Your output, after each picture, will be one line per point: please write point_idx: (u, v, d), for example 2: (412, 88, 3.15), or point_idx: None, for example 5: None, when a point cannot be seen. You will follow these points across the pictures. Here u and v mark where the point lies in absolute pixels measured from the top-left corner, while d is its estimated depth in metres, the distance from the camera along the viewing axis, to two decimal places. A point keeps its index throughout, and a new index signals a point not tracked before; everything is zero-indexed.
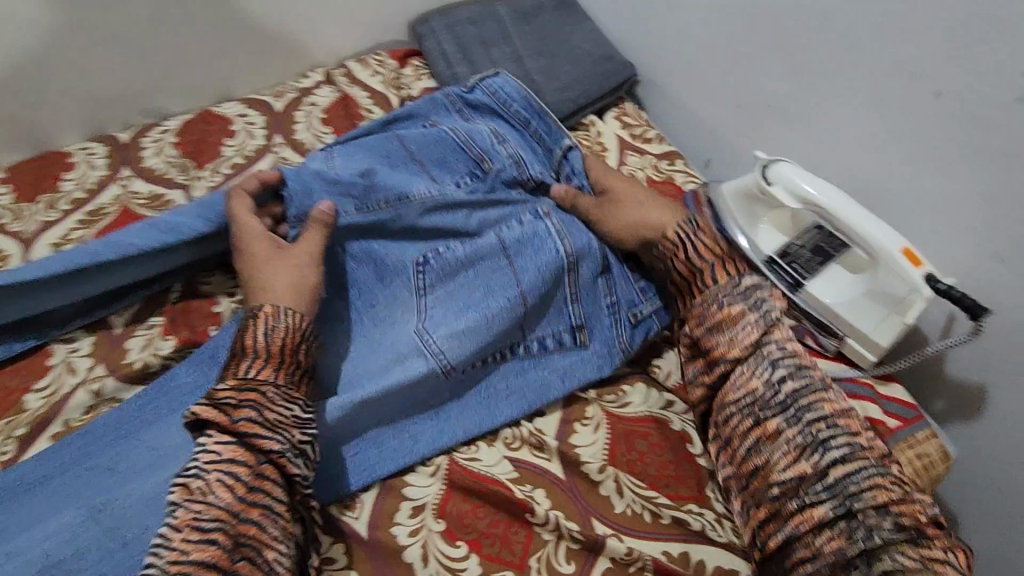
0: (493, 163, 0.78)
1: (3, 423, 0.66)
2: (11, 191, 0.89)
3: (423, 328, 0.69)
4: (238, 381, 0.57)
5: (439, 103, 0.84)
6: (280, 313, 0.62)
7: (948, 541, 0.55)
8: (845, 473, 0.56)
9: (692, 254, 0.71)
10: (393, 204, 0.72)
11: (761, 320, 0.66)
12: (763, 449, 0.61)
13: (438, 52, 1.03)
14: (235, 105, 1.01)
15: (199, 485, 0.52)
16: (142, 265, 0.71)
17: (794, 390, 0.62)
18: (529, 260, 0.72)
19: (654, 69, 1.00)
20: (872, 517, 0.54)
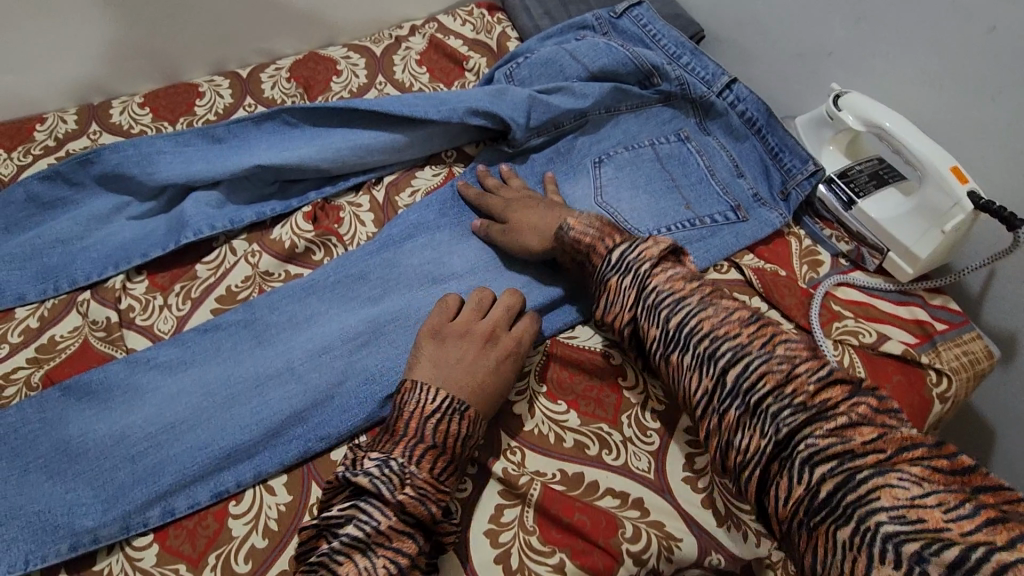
0: (660, 79, 0.99)
1: (182, 286, 0.80)
2: (151, 112, 1.01)
3: (605, 203, 0.90)
4: (434, 477, 0.59)
5: (593, 24, 1.06)
6: (479, 421, 0.64)
7: (853, 399, 0.53)
8: (736, 374, 0.57)
9: (588, 228, 0.73)
10: (573, 97, 0.95)
11: (636, 278, 0.66)
12: (680, 379, 0.62)
13: (521, 5, 1.14)
14: (340, 48, 1.13)
15: (372, 565, 0.54)
16: (349, 155, 0.88)
17: (680, 321, 0.63)
18: (680, 167, 0.94)
19: (719, 25, 1.10)
20: (773, 406, 0.54)
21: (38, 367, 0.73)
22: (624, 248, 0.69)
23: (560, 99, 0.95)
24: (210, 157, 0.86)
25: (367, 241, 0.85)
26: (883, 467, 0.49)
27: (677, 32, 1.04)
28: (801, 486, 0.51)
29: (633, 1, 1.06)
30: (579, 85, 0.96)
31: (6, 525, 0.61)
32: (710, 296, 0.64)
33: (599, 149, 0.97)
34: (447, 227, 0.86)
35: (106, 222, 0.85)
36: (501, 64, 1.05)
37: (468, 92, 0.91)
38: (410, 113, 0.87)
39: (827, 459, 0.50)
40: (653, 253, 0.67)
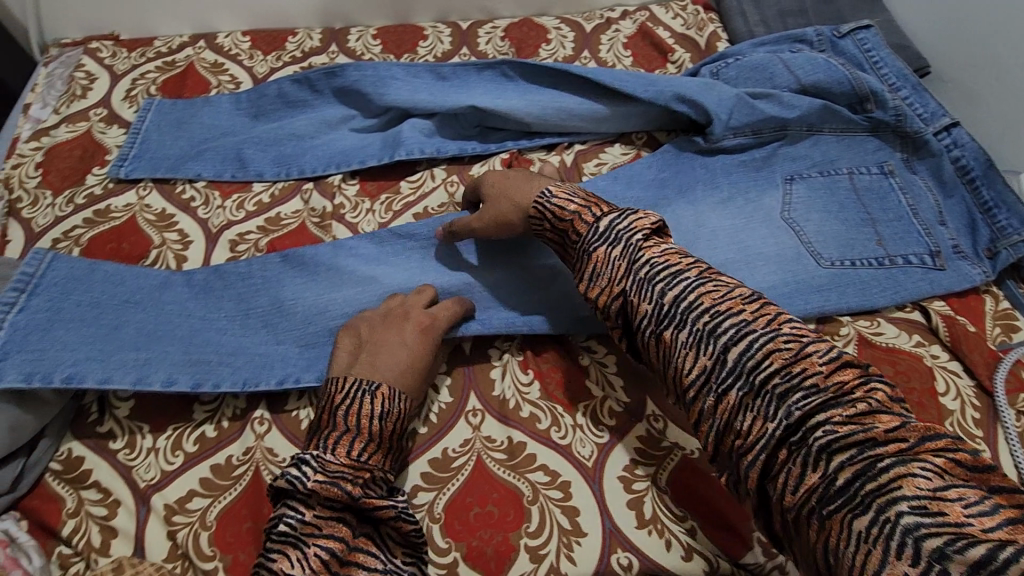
0: (874, 106, 0.94)
1: (387, 198, 0.90)
2: (381, 45, 1.13)
3: (791, 218, 0.90)
4: (351, 461, 0.59)
5: (813, 40, 1.04)
6: (394, 396, 0.64)
7: (870, 385, 0.48)
8: (739, 352, 0.52)
9: (572, 200, 0.69)
10: (778, 108, 0.95)
11: (626, 249, 0.62)
12: (672, 358, 0.57)
13: (739, 9, 1.14)
14: (554, 19, 1.18)
15: (298, 556, 0.53)
16: (554, 114, 0.93)
17: (675, 296, 0.57)
18: (877, 201, 0.90)
19: (948, 65, 1.04)
20: (780, 387, 0.49)
21: (265, 234, 0.86)
22: (613, 217, 0.65)
23: (764, 106, 0.94)
24: (433, 92, 0.95)
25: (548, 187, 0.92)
26: (904, 457, 0.43)
27: (902, 65, 0.99)
28: (816, 475, 0.46)
29: (862, 24, 1.02)
30: (787, 96, 0.95)
31: (237, 357, 0.72)
32: (713, 276, 0.58)
33: (793, 165, 0.96)
34: (628, 202, 0.91)
35: (334, 129, 0.96)
36: (707, 62, 1.05)
37: (679, 79, 0.94)
38: (620, 88, 0.91)
39: (844, 446, 0.45)
40: (644, 224, 0.63)
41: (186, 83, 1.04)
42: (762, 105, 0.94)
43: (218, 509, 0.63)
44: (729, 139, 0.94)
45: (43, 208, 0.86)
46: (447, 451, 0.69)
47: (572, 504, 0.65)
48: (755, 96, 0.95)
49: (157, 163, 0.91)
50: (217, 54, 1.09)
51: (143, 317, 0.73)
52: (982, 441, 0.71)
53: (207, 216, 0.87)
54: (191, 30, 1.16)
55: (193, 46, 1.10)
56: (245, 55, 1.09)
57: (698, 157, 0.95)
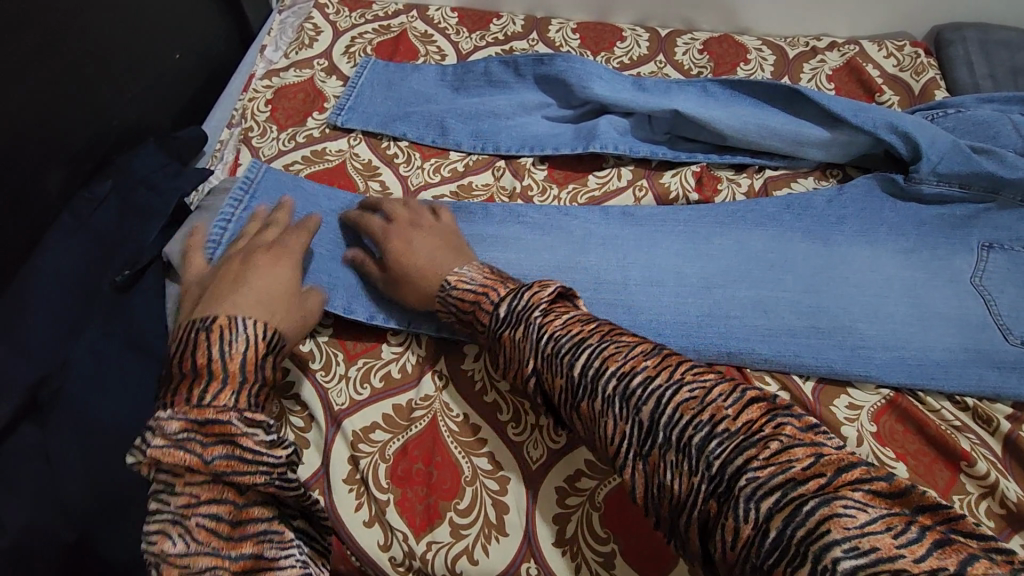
0: None
1: (573, 188, 0.92)
2: (580, 39, 1.15)
3: (984, 289, 0.83)
4: (198, 415, 0.54)
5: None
6: (235, 325, 0.59)
7: (776, 420, 0.49)
8: (650, 408, 0.53)
9: (472, 283, 0.68)
10: (998, 164, 0.87)
11: (529, 325, 0.61)
12: (594, 425, 0.56)
13: (965, 60, 1.07)
14: (755, 40, 1.16)
15: (180, 533, 0.53)
16: (750, 133, 0.92)
17: (582, 360, 0.57)
18: None
19: None
20: (699, 441, 0.49)
21: (457, 200, 0.90)
22: (510, 299, 0.64)
23: (983, 160, 0.87)
24: (634, 92, 0.97)
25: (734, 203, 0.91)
26: (827, 495, 0.43)
27: None
28: (743, 525, 0.45)
29: None
30: (1012, 155, 0.87)
31: None
32: (614, 333, 0.59)
33: (997, 229, 0.87)
34: (808, 233, 0.88)
35: (529, 113, 1.00)
36: (921, 108, 1.00)
37: (894, 116, 0.89)
38: (831, 109, 0.90)
39: (767, 493, 0.45)
40: (541, 294, 0.63)
41: (398, 48, 1.11)
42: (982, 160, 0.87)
43: (397, 444, 0.69)
44: (931, 185, 0.88)
45: (270, 139, 0.95)
46: None
47: None
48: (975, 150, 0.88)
49: (368, 117, 0.99)
50: (427, 25, 1.16)
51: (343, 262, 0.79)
52: None
53: (407, 173, 0.93)
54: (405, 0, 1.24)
55: (406, 15, 1.17)
56: (452, 30, 1.15)
57: (887, 197, 0.90)
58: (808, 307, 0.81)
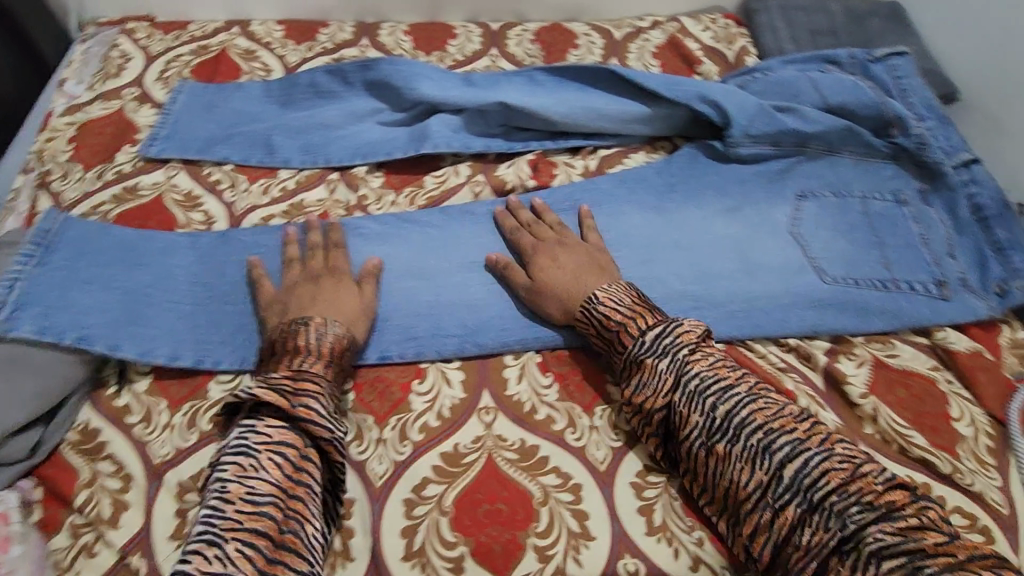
0: (900, 131, 0.96)
1: (411, 191, 0.91)
2: (412, 41, 1.14)
3: (799, 234, 0.89)
4: (292, 373, 0.64)
5: (844, 61, 1.04)
6: (328, 322, 0.70)
7: (923, 506, 0.55)
8: (795, 470, 0.58)
9: (620, 304, 0.72)
10: (797, 122, 0.95)
11: (674, 364, 0.67)
12: (723, 471, 0.62)
13: (769, 26, 1.15)
14: (584, 26, 1.20)
15: (252, 462, 0.58)
16: (576, 116, 0.94)
17: (710, 402, 0.64)
18: (887, 228, 0.91)
19: (976, 93, 1.05)
20: (836, 504, 0.55)
21: (288, 218, 0.86)
22: (659, 329, 0.69)
23: (784, 118, 0.95)
24: (461, 89, 0.96)
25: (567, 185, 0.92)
26: (953, 568, 0.49)
27: (930, 96, 1.01)
28: (847, 544, 0.54)
29: (896, 50, 1.03)
30: (808, 112, 0.96)
31: (233, 334, 0.75)
32: (756, 390, 0.64)
33: (805, 182, 0.95)
34: (637, 206, 0.91)
35: (362, 121, 0.97)
36: (735, 76, 1.07)
37: (704, 84, 0.94)
38: (647, 84, 0.93)
39: (895, 556, 0.51)
40: (690, 336, 0.69)
41: (219, 69, 1.05)
42: (783, 119, 0.95)
43: None
44: (746, 145, 0.94)
45: (73, 182, 0.88)
46: (458, 446, 0.69)
47: (581, 508, 0.66)
48: (783, 109, 0.96)
49: (187, 144, 0.93)
50: (250, 41, 1.11)
51: (161, 313, 0.75)
52: (995, 470, 0.70)
53: (233, 198, 0.88)
54: (226, 18, 1.18)
55: (226, 33, 1.11)
56: (277, 43, 1.11)
57: (711, 162, 0.95)
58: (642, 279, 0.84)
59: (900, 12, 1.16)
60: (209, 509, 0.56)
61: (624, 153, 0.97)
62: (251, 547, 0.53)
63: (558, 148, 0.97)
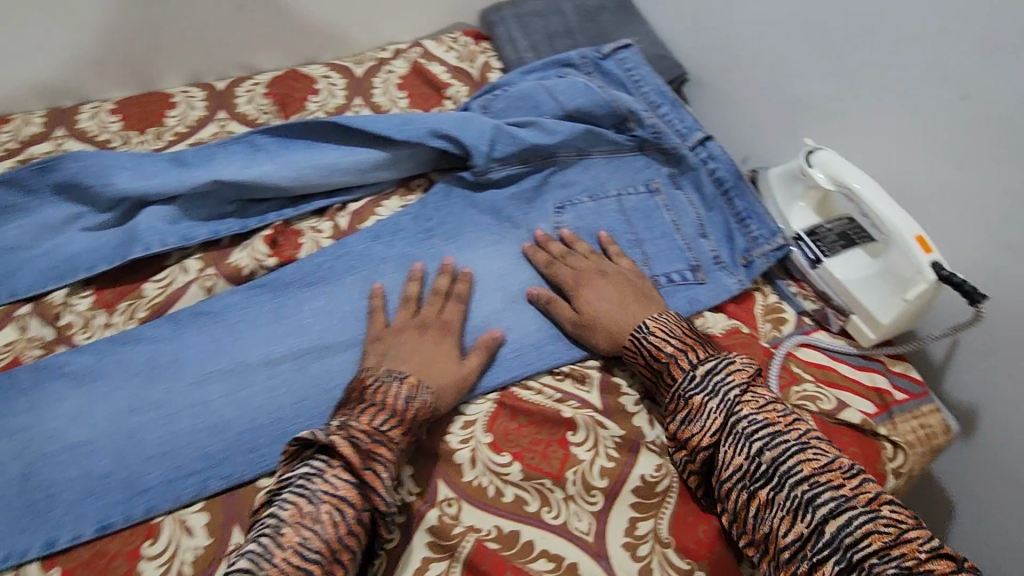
0: (636, 123, 0.98)
1: (129, 304, 0.79)
2: (120, 120, 0.99)
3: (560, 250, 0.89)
4: (374, 431, 0.60)
5: (577, 62, 1.05)
6: (422, 385, 0.66)
7: (966, 575, 0.51)
8: (837, 526, 0.54)
9: (672, 334, 0.71)
10: (538, 135, 0.93)
11: (723, 401, 0.65)
12: (764, 519, 0.59)
13: (507, 37, 1.14)
14: (321, 67, 1.11)
15: (312, 510, 0.55)
16: (308, 178, 0.86)
17: (773, 458, 0.60)
18: (642, 223, 0.92)
19: (701, 70, 1.10)
20: (876, 567, 0.52)
21: None
22: (711, 363, 0.67)
23: (525, 133, 0.93)
24: (169, 173, 0.84)
25: (313, 255, 0.85)
26: None
27: (660, 82, 1.04)
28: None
29: (620, 44, 1.06)
30: (548, 123, 0.95)
31: None
32: (814, 443, 0.61)
33: (561, 193, 0.95)
34: (393, 260, 0.86)
35: (56, 232, 0.82)
36: (479, 96, 1.04)
37: (437, 117, 0.90)
38: (372, 129, 0.87)
39: None
40: (742, 375, 0.66)
41: None
42: (524, 135, 0.93)
43: None
44: (495, 170, 0.92)
45: None
46: None
47: None
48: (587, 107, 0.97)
49: None
50: None
51: None
52: None
53: None
54: None
55: None
56: None
57: (467, 194, 0.93)
58: None
59: (626, 2, 1.19)
60: (254, 548, 0.52)
61: (376, 204, 0.91)
62: None
63: (301, 215, 0.89)
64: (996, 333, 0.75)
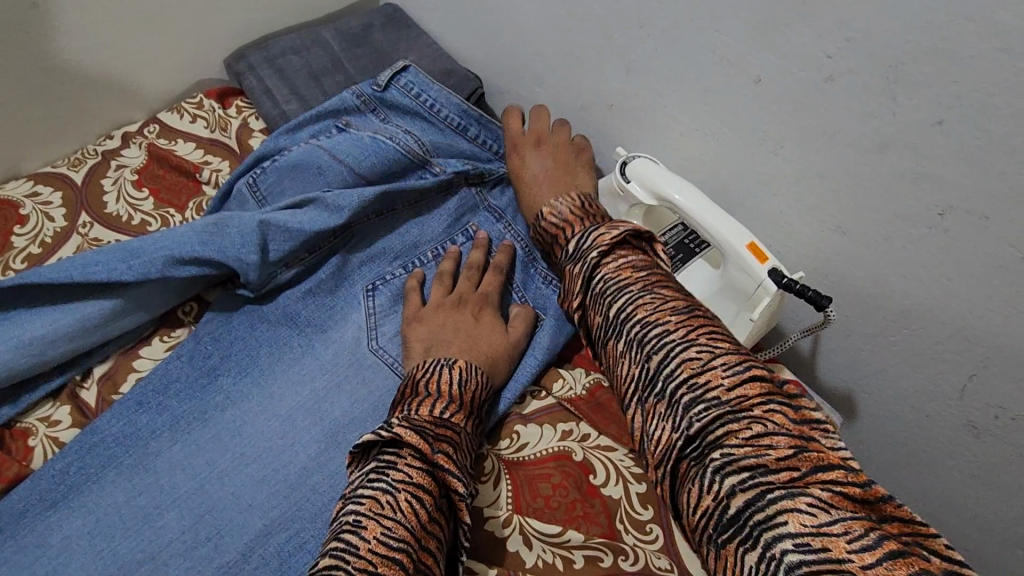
0: (442, 165, 0.83)
1: None
2: None
3: (377, 345, 0.73)
4: (435, 418, 0.56)
5: (353, 105, 0.86)
6: (472, 368, 0.63)
7: (770, 404, 0.47)
8: (658, 364, 0.52)
9: (561, 215, 0.70)
10: (325, 214, 0.75)
11: (585, 264, 0.61)
12: (614, 371, 0.57)
13: (262, 89, 0.93)
14: (24, 183, 0.85)
15: (389, 500, 0.48)
16: (10, 362, 0.64)
17: (616, 308, 0.57)
18: None
19: (496, 78, 0.97)
20: (688, 400, 0.49)
21: None
22: (580, 235, 0.65)
23: (309, 216, 0.75)
24: None
25: (46, 464, 0.63)
26: (792, 488, 0.43)
27: (457, 98, 0.87)
28: (676, 431, 0.49)
29: (397, 67, 0.86)
30: (335, 194, 0.76)
31: None
32: (663, 288, 0.57)
33: (370, 270, 0.78)
34: (166, 428, 0.66)
35: None
36: (240, 175, 0.83)
37: (173, 233, 0.71)
38: (86, 276, 0.66)
39: (738, 470, 0.45)
40: (607, 238, 0.61)
41: None
42: (309, 218, 0.75)
43: None
44: (280, 271, 0.75)
45: None
46: None
47: None
48: (428, 143, 0.85)
49: None
50: None
51: None
52: (654, 526, 0.62)
53: None
54: None
55: None
56: None
57: (253, 309, 0.74)
58: (199, 542, 0.60)
59: (395, 15, 1.03)
60: (339, 547, 0.45)
61: (130, 360, 0.71)
62: None
63: (21, 410, 0.67)
64: (851, 315, 0.70)
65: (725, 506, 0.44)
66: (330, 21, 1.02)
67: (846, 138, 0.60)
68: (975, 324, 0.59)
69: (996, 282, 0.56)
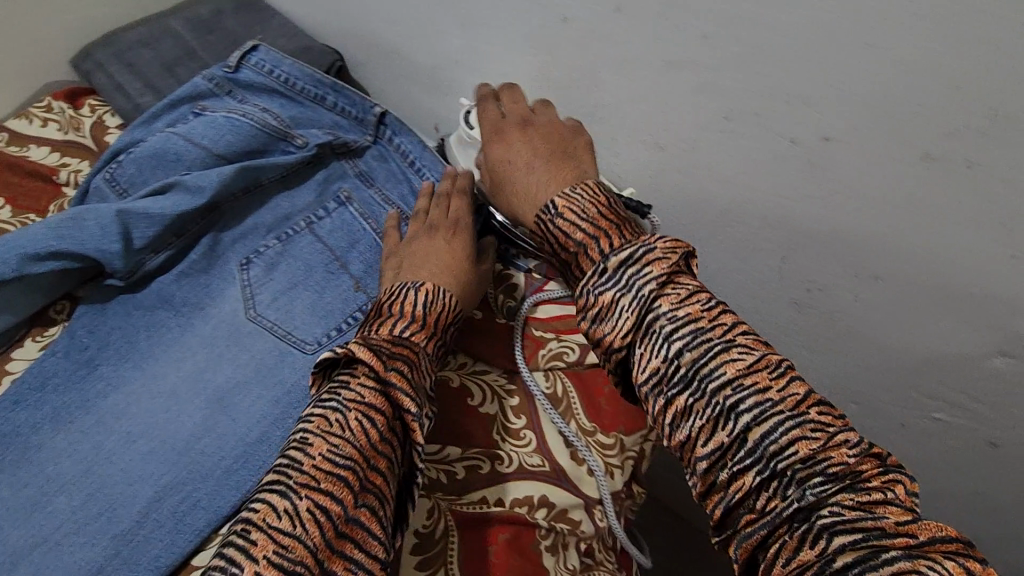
0: (303, 135, 0.85)
1: None
2: None
3: (254, 312, 0.75)
4: (394, 338, 0.58)
5: (208, 89, 0.87)
6: (439, 289, 0.66)
7: (887, 472, 0.43)
8: (762, 436, 0.43)
9: (583, 217, 0.54)
10: (186, 195, 0.76)
11: (639, 298, 0.48)
12: (680, 426, 0.46)
13: (112, 85, 0.92)
14: None
15: (339, 418, 0.50)
16: None
17: (692, 360, 0.46)
18: (345, 240, 0.82)
19: (353, 51, 0.99)
20: (801, 473, 0.42)
21: None
22: (628, 250, 0.50)
23: (172, 199, 0.76)
24: None
25: None
26: (913, 554, 0.38)
27: (312, 70, 0.89)
28: (779, 497, 0.42)
29: (245, 48, 0.88)
30: (194, 175, 0.78)
31: None
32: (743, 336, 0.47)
33: (242, 246, 0.80)
34: (47, 418, 0.67)
35: None
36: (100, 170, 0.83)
37: (27, 231, 0.70)
38: None
39: (851, 531, 0.39)
40: (662, 267, 0.49)
41: None
42: (170, 201, 0.76)
43: None
44: (148, 258, 0.76)
45: None
46: None
47: None
48: (287, 117, 0.86)
49: None
50: None
51: None
52: (526, 431, 0.69)
53: None
54: None
55: None
56: None
57: (126, 296, 0.76)
58: (91, 519, 0.62)
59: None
60: (283, 462, 0.47)
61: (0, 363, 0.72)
62: (328, 503, 0.45)
63: None
64: (687, 225, 0.77)
65: (829, 560, 0.39)
66: (178, 11, 1.01)
67: (644, 62, 0.67)
68: (776, 211, 0.68)
69: (783, 172, 0.64)
